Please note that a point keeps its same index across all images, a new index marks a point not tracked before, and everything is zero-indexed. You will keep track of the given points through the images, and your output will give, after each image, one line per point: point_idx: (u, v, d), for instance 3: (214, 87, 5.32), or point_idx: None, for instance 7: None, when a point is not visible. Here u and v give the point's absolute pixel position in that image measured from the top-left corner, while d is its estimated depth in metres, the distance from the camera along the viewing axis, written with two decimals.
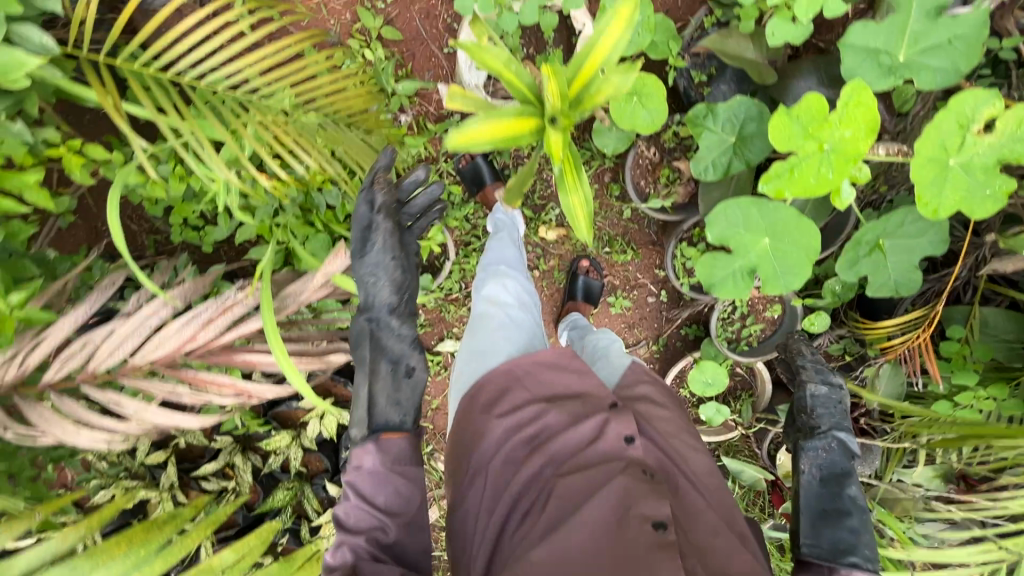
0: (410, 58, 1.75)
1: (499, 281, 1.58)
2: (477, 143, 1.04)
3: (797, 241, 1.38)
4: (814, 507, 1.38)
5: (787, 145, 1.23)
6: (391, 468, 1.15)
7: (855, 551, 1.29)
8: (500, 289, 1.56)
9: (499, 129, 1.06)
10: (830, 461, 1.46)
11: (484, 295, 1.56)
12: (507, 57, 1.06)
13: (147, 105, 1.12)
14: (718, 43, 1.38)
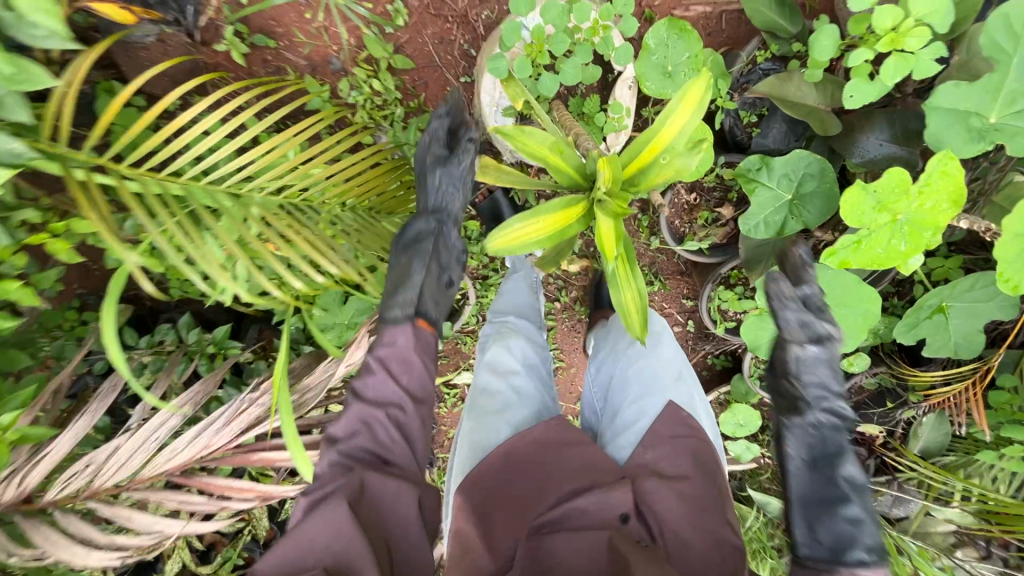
0: (422, 87, 1.59)
1: (505, 346, 1.29)
2: (522, 243, 0.92)
3: (856, 307, 1.28)
4: (809, 492, 1.07)
5: (857, 218, 1.11)
6: (411, 353, 1.15)
7: (857, 544, 1.00)
8: (504, 354, 1.27)
9: (544, 222, 0.93)
10: (823, 440, 1.12)
11: (485, 362, 1.26)
12: (553, 140, 0.92)
13: (175, 228, 0.98)
14: (776, 88, 1.22)
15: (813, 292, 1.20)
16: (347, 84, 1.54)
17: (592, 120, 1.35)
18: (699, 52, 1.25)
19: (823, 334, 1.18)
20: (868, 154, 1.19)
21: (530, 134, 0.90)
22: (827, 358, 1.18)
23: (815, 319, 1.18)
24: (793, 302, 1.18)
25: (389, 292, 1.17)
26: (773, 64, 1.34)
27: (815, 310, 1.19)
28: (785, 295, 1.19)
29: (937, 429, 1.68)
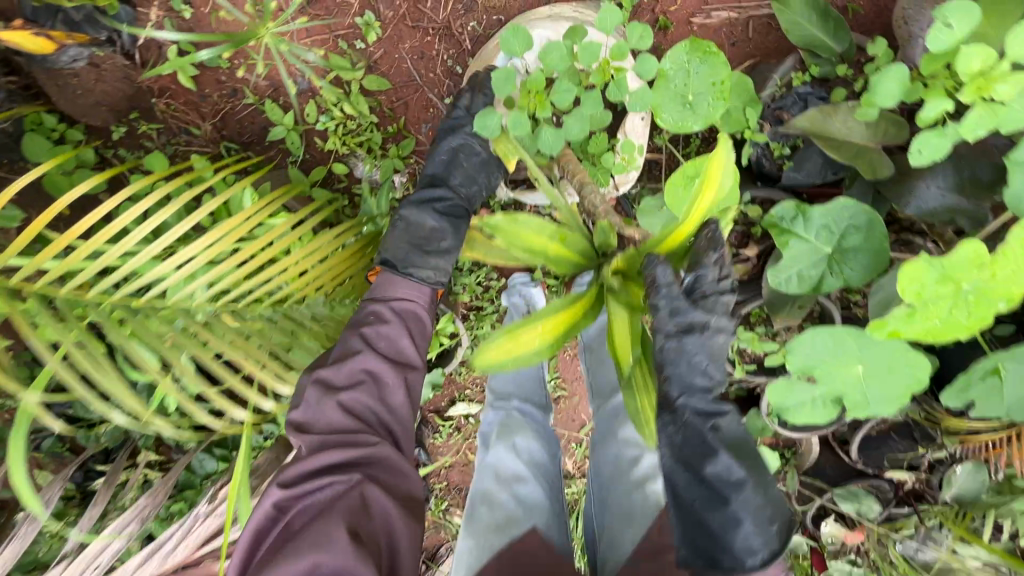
0: (402, 109, 1.38)
1: (508, 446, 1.12)
2: (513, 356, 0.78)
3: (903, 373, 1.11)
4: (692, 490, 0.75)
5: (912, 290, 0.94)
6: (423, 311, 1.10)
7: (728, 549, 0.71)
8: (508, 457, 1.10)
9: (536, 328, 0.78)
10: (695, 438, 0.77)
11: (486, 463, 1.10)
12: (552, 227, 0.74)
13: (90, 359, 0.89)
14: (817, 124, 1.03)
15: (708, 271, 0.78)
16: (316, 108, 1.34)
17: (598, 161, 1.12)
18: (726, 79, 1.05)
19: (720, 323, 0.80)
20: (927, 205, 1.00)
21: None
22: (715, 352, 0.80)
23: (690, 308, 0.78)
24: (673, 290, 0.78)
25: (406, 257, 1.09)
26: (811, 88, 1.13)
27: (714, 295, 0.78)
28: (670, 279, 0.79)
29: (973, 479, 1.51)
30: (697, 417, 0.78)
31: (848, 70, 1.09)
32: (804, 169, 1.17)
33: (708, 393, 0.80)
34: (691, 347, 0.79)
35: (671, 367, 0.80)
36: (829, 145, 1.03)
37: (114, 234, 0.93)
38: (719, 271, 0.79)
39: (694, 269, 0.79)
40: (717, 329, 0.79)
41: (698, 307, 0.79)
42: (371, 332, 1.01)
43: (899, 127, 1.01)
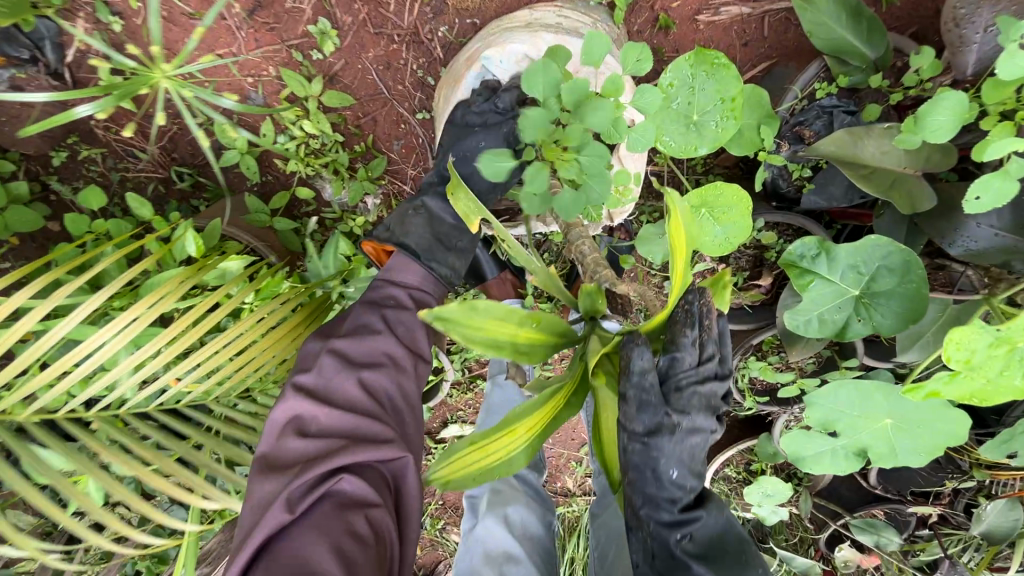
0: (370, 125, 1.23)
1: (498, 517, 1.08)
2: (479, 468, 0.63)
3: (938, 427, 0.97)
4: None
5: (956, 354, 0.79)
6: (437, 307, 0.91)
7: None
8: (497, 529, 1.06)
9: (504, 435, 0.63)
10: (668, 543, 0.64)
11: (477, 538, 1.06)
12: (522, 311, 0.60)
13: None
14: (842, 149, 0.87)
15: (686, 355, 0.62)
16: (271, 128, 1.19)
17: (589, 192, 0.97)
18: (739, 96, 0.88)
19: (699, 420, 0.64)
20: (976, 244, 0.85)
21: (477, 313, 0.58)
22: (689, 452, 0.65)
23: (661, 409, 0.62)
24: (644, 382, 0.61)
25: (431, 248, 0.91)
26: (838, 100, 0.97)
27: (688, 389, 0.62)
28: (644, 370, 0.61)
29: (1004, 516, 1.32)
30: (666, 530, 0.64)
31: (883, 79, 0.92)
32: (826, 193, 1.02)
33: (676, 503, 0.65)
34: (661, 451, 0.64)
35: (638, 475, 0.65)
36: (859, 174, 0.87)
37: (3, 336, 0.81)
38: (700, 354, 0.62)
39: (669, 352, 0.62)
40: (694, 427, 0.64)
41: (669, 404, 0.63)
42: (393, 313, 0.84)
43: (945, 152, 0.84)
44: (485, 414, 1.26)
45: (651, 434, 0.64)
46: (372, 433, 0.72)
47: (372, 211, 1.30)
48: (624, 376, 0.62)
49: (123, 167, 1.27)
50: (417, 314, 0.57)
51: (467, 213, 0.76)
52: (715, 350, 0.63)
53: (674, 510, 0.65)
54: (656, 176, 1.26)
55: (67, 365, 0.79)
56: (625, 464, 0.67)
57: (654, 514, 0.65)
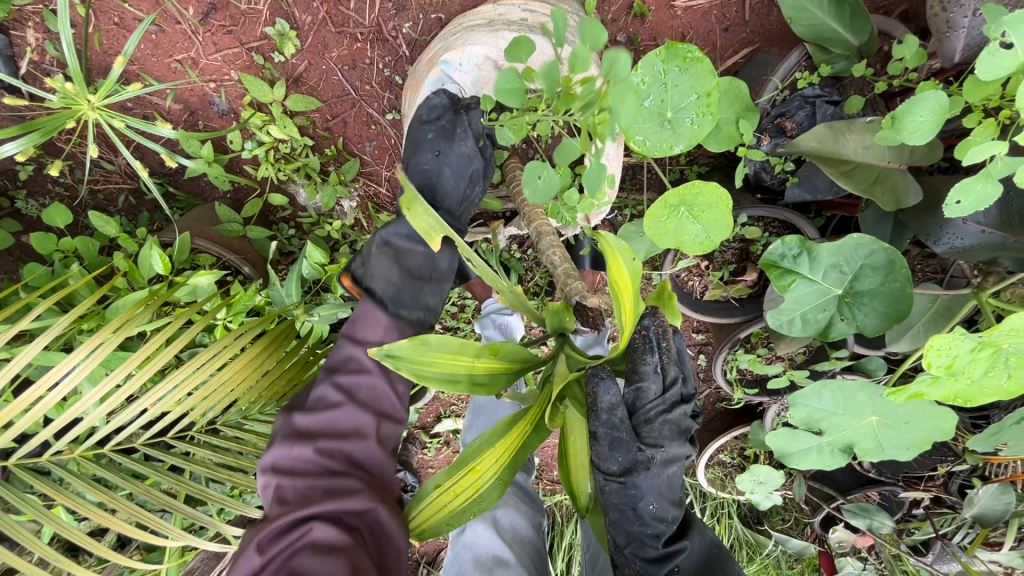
0: (340, 127, 1.19)
1: (488, 522, 1.03)
2: (449, 512, 0.65)
3: (924, 424, 0.94)
4: None
5: (938, 359, 0.76)
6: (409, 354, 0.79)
7: None
8: (486, 534, 1.01)
9: (468, 474, 0.64)
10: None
11: (465, 543, 1.02)
12: (476, 342, 0.59)
13: None
14: (819, 149, 0.84)
15: (651, 385, 0.61)
16: (237, 135, 1.15)
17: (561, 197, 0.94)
18: (714, 91, 0.83)
19: (674, 450, 0.63)
20: (962, 242, 0.82)
21: (428, 348, 0.57)
22: (667, 483, 0.64)
23: (633, 446, 0.60)
24: (613, 418, 0.60)
25: (398, 295, 0.79)
26: (821, 89, 0.92)
27: (658, 420, 0.62)
28: (613, 405, 0.60)
29: (995, 499, 1.25)
30: (654, 566, 0.63)
31: (867, 67, 0.87)
32: (810, 185, 0.98)
33: (661, 537, 0.63)
34: (638, 489, 0.62)
35: (620, 515, 0.63)
36: (841, 171, 0.83)
37: None
38: (664, 381, 0.62)
39: (634, 382, 0.61)
40: (668, 457, 0.63)
41: (641, 438, 0.62)
42: (349, 379, 0.74)
43: (931, 146, 0.80)
44: (472, 413, 1.25)
45: (628, 470, 0.62)
46: (344, 489, 0.68)
47: (348, 214, 1.27)
48: (593, 414, 0.60)
49: (90, 178, 1.24)
50: (367, 354, 0.56)
51: (427, 230, 0.70)
52: (678, 373, 0.64)
53: (659, 544, 0.63)
54: (637, 168, 1.22)
55: (20, 407, 0.73)
56: (605, 506, 0.64)
57: (637, 547, 0.63)
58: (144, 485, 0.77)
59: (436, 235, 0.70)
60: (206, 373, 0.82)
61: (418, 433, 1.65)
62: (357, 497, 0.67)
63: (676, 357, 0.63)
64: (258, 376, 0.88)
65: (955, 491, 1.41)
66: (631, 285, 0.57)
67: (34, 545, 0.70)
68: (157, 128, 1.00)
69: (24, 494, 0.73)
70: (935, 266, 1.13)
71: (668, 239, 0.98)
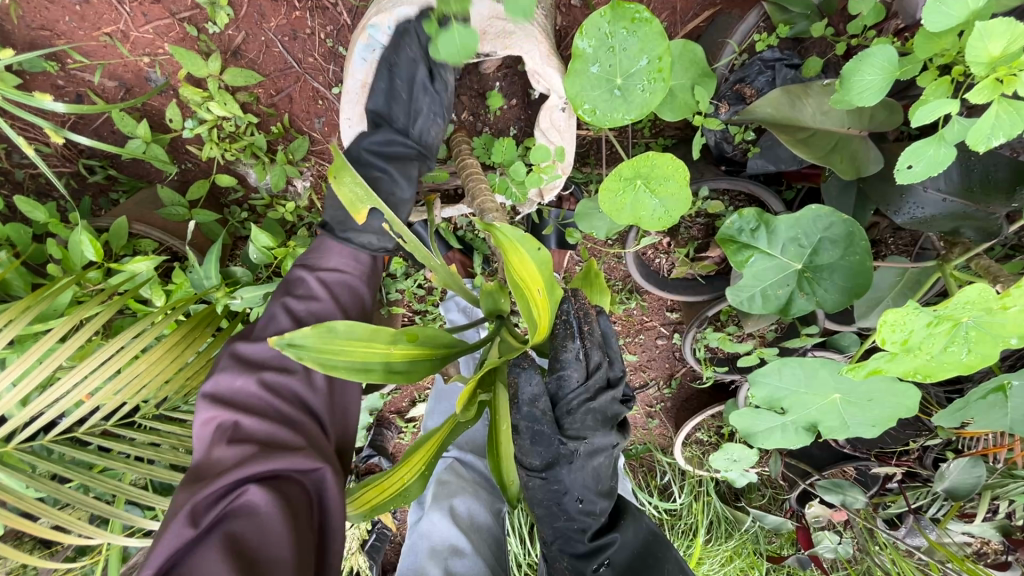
0: (285, 102, 1.13)
1: (444, 510, 0.96)
2: (372, 503, 0.68)
3: (887, 400, 0.92)
4: None
5: (894, 337, 0.73)
6: (361, 284, 0.88)
7: None
8: (442, 523, 0.94)
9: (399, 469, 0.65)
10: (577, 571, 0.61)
11: (419, 534, 0.95)
12: (391, 328, 0.56)
13: None
14: (777, 118, 0.79)
15: (573, 373, 0.59)
16: (176, 112, 1.08)
17: (508, 170, 0.93)
18: (666, 55, 0.77)
19: (598, 440, 0.61)
20: (922, 212, 0.78)
21: (335, 336, 0.53)
22: (595, 474, 0.61)
23: (554, 440, 0.59)
24: (535, 409, 0.58)
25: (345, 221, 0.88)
26: (781, 52, 0.87)
27: (581, 410, 0.59)
28: (534, 396, 0.58)
29: (967, 473, 1.23)
30: (582, 562, 0.61)
31: (828, 27, 0.82)
32: (773, 155, 0.94)
33: (587, 531, 0.62)
34: (561, 483, 0.60)
35: (545, 510, 0.61)
36: (798, 138, 0.79)
37: None
38: (586, 368, 0.59)
39: (555, 371, 0.59)
40: (594, 448, 0.61)
41: (563, 430, 0.60)
42: (302, 306, 0.81)
43: (891, 109, 0.76)
44: (433, 399, 1.21)
45: (551, 465, 0.60)
46: (288, 441, 0.69)
47: (302, 194, 1.23)
48: (515, 406, 0.59)
49: (27, 162, 1.18)
50: (268, 342, 0.52)
51: (354, 201, 0.63)
52: (602, 358, 0.61)
53: (586, 539, 0.61)
54: (599, 142, 1.16)
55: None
56: (531, 501, 0.63)
57: (561, 542, 0.62)
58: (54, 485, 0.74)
59: (362, 208, 0.64)
60: (115, 364, 0.78)
61: (391, 417, 1.59)
62: (301, 452, 0.68)
63: (599, 340, 0.62)
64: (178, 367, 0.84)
65: (929, 465, 1.39)
66: (539, 276, 0.54)
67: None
68: (39, 100, 0.86)
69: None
70: (906, 238, 1.09)
71: (626, 216, 0.94)
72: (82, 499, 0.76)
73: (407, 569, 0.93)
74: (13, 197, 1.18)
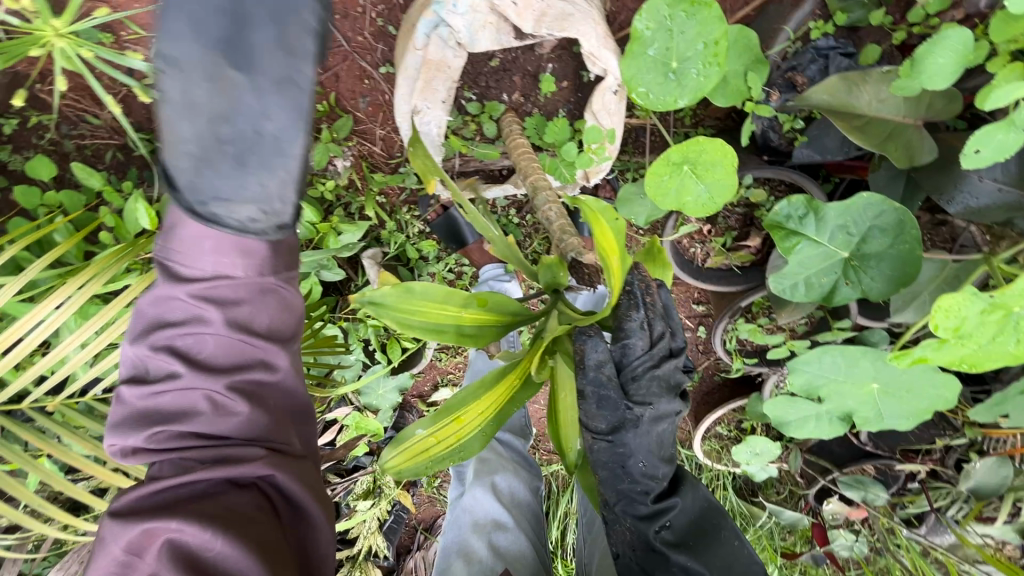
0: (332, 81, 1.15)
1: (486, 486, 0.98)
2: (429, 457, 0.63)
3: (926, 391, 0.92)
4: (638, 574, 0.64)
5: (945, 322, 0.74)
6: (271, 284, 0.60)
7: None
8: (485, 498, 0.96)
9: (452, 422, 0.62)
10: (640, 534, 0.63)
11: (461, 508, 0.97)
12: (465, 292, 0.58)
13: None
14: (830, 105, 0.79)
15: (637, 341, 0.61)
16: None
17: (560, 151, 0.98)
18: (723, 39, 0.78)
19: (663, 406, 0.62)
20: (976, 202, 0.78)
21: (413, 296, 0.57)
22: (659, 440, 0.63)
23: (620, 406, 0.61)
24: (601, 374, 0.60)
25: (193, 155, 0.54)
26: (836, 41, 0.87)
27: (646, 376, 0.61)
28: (599, 363, 0.60)
29: (992, 472, 1.22)
30: (644, 523, 0.63)
31: (886, 16, 0.83)
32: (819, 145, 0.94)
33: (650, 494, 0.64)
34: (626, 447, 0.62)
35: (609, 472, 0.64)
36: (853, 125, 0.80)
37: None
38: (651, 337, 0.62)
39: (620, 340, 0.61)
40: (658, 415, 0.62)
41: (629, 396, 0.62)
42: (189, 335, 0.56)
43: (950, 98, 0.77)
44: (469, 379, 1.22)
45: (618, 427, 0.62)
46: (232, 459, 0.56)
47: (342, 173, 1.22)
48: (580, 372, 0.61)
49: (77, 133, 1.19)
50: (350, 300, 0.56)
51: (424, 169, 0.70)
52: (665, 329, 0.63)
53: (649, 501, 0.63)
54: (641, 129, 1.17)
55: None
56: (594, 464, 0.66)
57: (625, 506, 0.64)
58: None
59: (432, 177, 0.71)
60: None
61: (413, 402, 1.54)
62: (253, 462, 0.56)
63: (661, 311, 0.64)
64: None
65: (952, 465, 1.39)
66: (617, 246, 0.55)
67: (18, 492, 0.70)
68: (127, 59, 0.90)
69: (8, 444, 0.72)
70: (945, 235, 1.09)
71: (670, 201, 0.94)
72: None
73: (451, 543, 0.95)
74: (63, 167, 1.20)
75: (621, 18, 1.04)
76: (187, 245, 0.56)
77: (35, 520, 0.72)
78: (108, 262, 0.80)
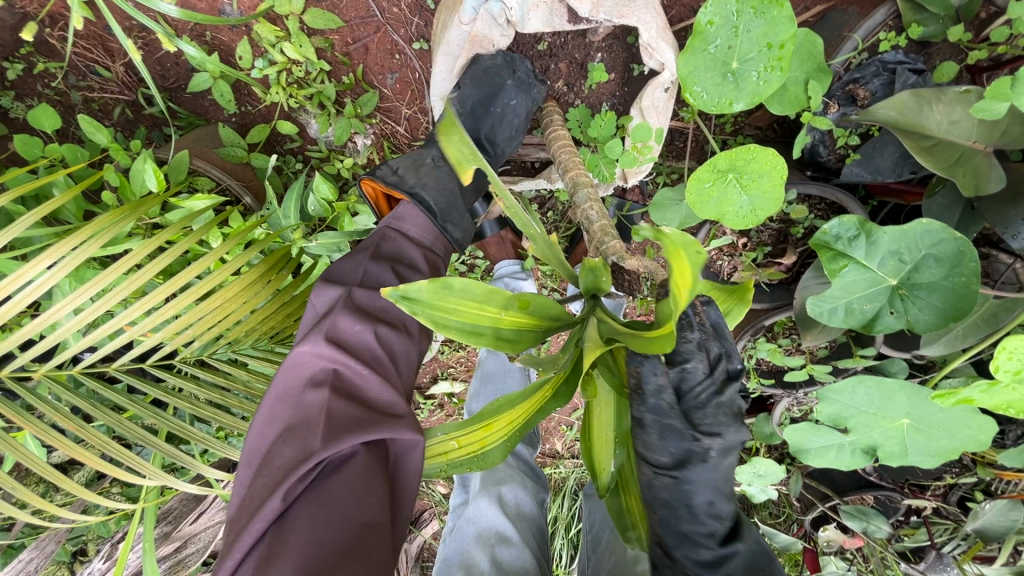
0: (360, 51, 1.09)
1: (493, 498, 0.94)
2: (446, 460, 0.58)
3: (960, 431, 0.88)
4: None
5: (1007, 362, 0.70)
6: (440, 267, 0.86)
7: None
8: (490, 510, 0.92)
9: (478, 429, 0.56)
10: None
11: (466, 517, 0.93)
12: (506, 292, 0.53)
13: None
14: (902, 119, 0.74)
15: (697, 365, 0.57)
16: (248, 49, 1.03)
17: (602, 148, 0.94)
18: (789, 42, 0.71)
19: (733, 438, 0.57)
20: None
21: (452, 293, 0.51)
22: (725, 476, 0.59)
23: (686, 436, 0.56)
24: (661, 401, 0.56)
25: (445, 209, 0.86)
26: (904, 56, 0.83)
27: (711, 404, 0.57)
28: (659, 388, 0.56)
29: (1003, 515, 1.15)
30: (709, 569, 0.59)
31: (963, 33, 0.78)
32: (871, 165, 0.89)
33: (714, 536, 0.59)
34: (692, 484, 0.57)
35: (671, 512, 0.59)
36: (921, 146, 0.75)
37: None
38: (710, 359, 0.57)
39: (677, 363, 0.57)
40: (729, 447, 0.57)
41: (694, 426, 0.57)
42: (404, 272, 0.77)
43: None
44: (478, 380, 1.17)
45: (685, 462, 0.57)
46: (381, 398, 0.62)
47: (362, 152, 1.16)
48: (639, 398, 0.57)
49: (84, 85, 1.13)
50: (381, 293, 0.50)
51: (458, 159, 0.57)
52: (722, 349, 0.58)
53: (714, 545, 0.59)
54: (681, 133, 1.11)
55: None
56: (651, 502, 0.61)
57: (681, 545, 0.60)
58: (117, 417, 0.72)
59: (466, 166, 0.57)
60: (197, 303, 0.75)
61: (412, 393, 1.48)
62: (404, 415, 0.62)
63: (713, 331, 0.59)
64: (246, 310, 0.82)
65: (956, 503, 1.31)
66: (691, 276, 0.45)
67: None
68: (156, 2, 0.82)
69: None
70: None
71: (709, 210, 0.85)
72: (144, 440, 0.73)
73: (452, 554, 0.90)
74: (68, 119, 1.14)
75: (673, 12, 0.98)
76: (409, 221, 0.83)
77: (7, 503, 0.66)
78: (108, 218, 0.73)
